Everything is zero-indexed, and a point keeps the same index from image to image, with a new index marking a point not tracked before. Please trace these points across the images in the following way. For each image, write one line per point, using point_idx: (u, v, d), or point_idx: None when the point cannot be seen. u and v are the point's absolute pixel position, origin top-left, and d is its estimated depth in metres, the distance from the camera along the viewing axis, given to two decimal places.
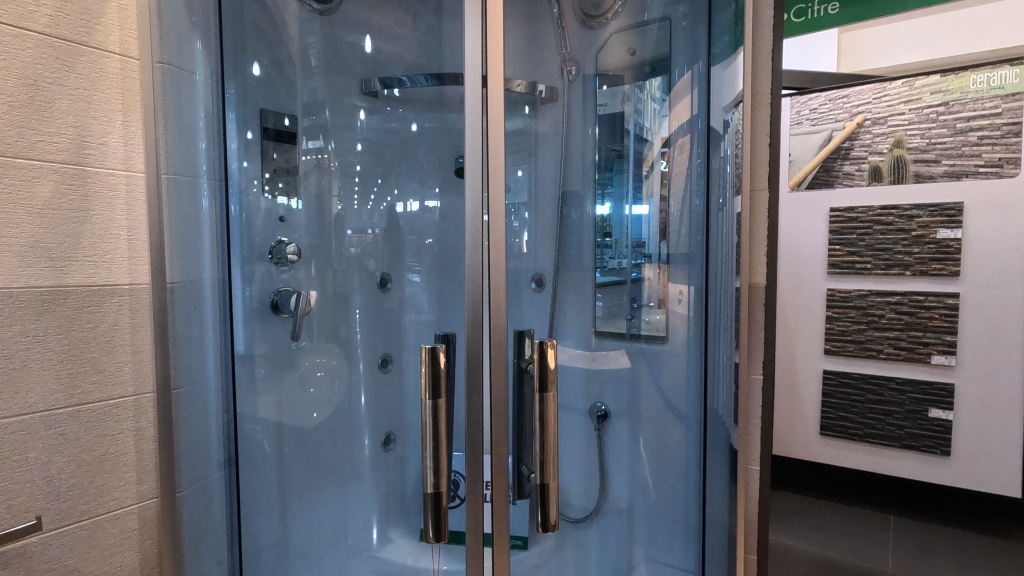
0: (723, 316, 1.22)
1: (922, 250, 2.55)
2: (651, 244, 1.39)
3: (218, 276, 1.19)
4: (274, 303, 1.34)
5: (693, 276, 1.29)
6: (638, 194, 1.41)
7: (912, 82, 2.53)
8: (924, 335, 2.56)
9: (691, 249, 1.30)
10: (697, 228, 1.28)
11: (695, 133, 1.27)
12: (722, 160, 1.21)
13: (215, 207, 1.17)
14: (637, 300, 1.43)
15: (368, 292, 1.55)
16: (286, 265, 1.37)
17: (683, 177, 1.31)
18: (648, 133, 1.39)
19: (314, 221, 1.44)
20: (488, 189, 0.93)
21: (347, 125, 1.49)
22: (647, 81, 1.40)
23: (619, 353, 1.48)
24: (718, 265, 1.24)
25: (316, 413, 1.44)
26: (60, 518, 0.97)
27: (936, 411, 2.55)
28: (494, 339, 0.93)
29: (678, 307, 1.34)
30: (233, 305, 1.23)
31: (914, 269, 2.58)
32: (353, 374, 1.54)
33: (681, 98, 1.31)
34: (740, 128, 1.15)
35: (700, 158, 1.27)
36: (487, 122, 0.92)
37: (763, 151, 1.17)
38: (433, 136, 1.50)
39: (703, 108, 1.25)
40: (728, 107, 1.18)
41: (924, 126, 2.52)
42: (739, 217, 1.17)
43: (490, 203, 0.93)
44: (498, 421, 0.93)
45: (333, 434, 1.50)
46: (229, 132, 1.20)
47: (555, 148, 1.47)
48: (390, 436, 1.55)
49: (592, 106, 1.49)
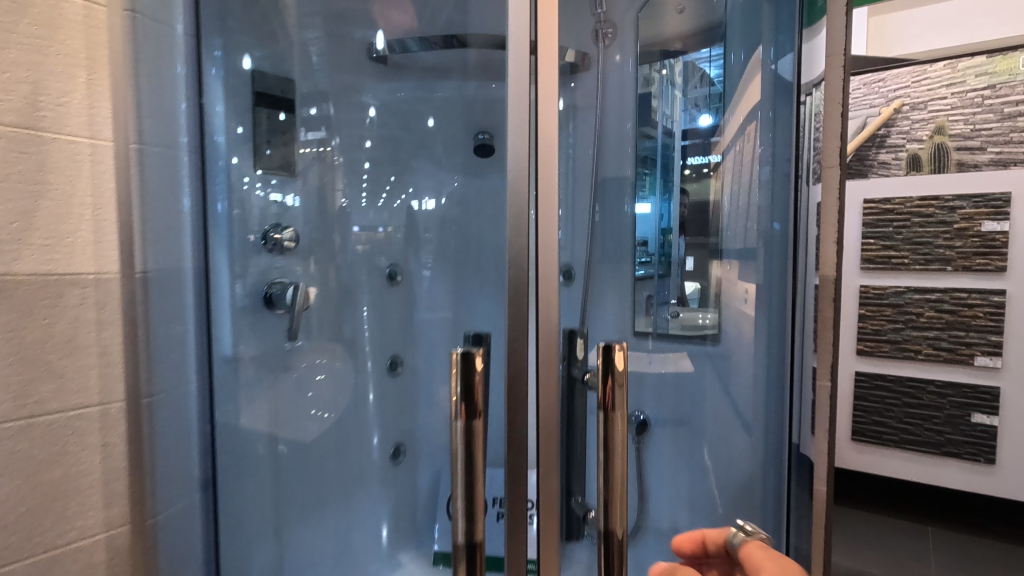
0: (794, 317, 1.11)
1: (965, 244, 2.31)
2: (670, 237, 1.28)
3: (201, 269, 1.01)
4: (267, 298, 1.16)
5: (752, 272, 1.17)
6: (665, 189, 1.30)
7: (955, 63, 2.27)
8: (967, 335, 2.34)
9: (748, 244, 1.17)
10: (762, 221, 1.15)
11: (761, 120, 1.13)
12: (798, 144, 1.08)
13: (200, 192, 1.00)
14: (664, 296, 1.30)
15: (378, 287, 1.40)
16: (279, 253, 1.18)
17: (735, 169, 1.17)
18: (674, 123, 1.28)
19: (315, 212, 1.26)
20: (538, 175, 0.77)
21: (353, 96, 1.32)
22: (673, 60, 1.28)
23: (680, 355, 1.29)
24: (796, 259, 1.10)
25: (327, 415, 1.29)
26: (10, 552, 0.82)
27: (979, 416, 2.34)
28: (541, 339, 0.77)
29: (732, 306, 1.21)
30: (218, 304, 1.04)
31: (956, 264, 2.34)
32: (359, 376, 1.37)
33: (733, 86, 1.17)
34: (820, 110, 1.03)
35: (762, 144, 1.13)
36: (541, 94, 0.77)
37: (835, 123, 1.03)
38: (451, 121, 1.42)
39: (773, 96, 1.11)
40: (806, 87, 1.06)
41: (969, 112, 2.27)
42: (819, 209, 1.05)
43: (540, 192, 0.77)
44: (547, 442, 0.78)
45: (338, 443, 1.32)
46: (216, 99, 1.02)
47: (587, 126, 1.29)
48: (399, 448, 1.43)
49: (630, 84, 1.35)
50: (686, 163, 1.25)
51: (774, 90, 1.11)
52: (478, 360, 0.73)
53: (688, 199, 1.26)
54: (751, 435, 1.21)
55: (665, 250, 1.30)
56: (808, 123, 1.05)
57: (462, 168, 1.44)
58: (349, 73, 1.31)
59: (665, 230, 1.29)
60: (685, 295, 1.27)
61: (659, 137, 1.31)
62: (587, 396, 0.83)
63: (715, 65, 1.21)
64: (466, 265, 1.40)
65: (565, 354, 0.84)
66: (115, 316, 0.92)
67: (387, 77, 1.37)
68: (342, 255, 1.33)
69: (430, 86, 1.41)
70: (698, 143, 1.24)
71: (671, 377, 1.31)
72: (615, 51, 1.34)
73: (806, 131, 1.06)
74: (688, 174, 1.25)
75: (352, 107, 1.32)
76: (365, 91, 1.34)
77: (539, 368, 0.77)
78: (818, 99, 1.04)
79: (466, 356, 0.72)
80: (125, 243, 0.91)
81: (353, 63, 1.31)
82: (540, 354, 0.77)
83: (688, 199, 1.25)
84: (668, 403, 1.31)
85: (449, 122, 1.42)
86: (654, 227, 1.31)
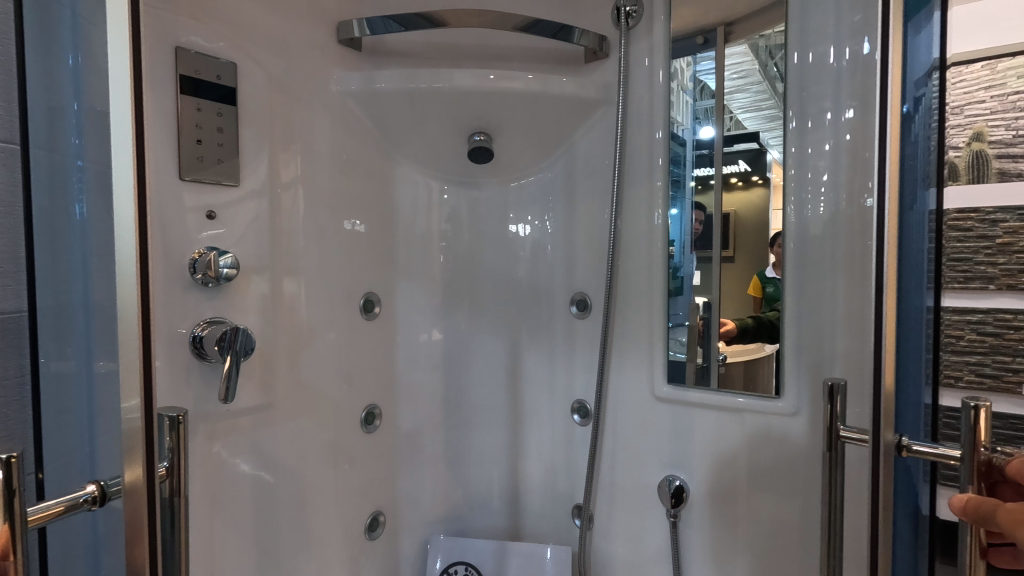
0: (933, 376, 0.68)
1: (1010, 261, 1.38)
2: (685, 254, 1.06)
3: (65, 313, 0.68)
4: (196, 349, 0.86)
5: (919, 315, 0.65)
6: (672, 194, 1.07)
7: (995, 62, 1.33)
8: (1014, 361, 1.37)
9: (920, 263, 0.65)
10: (922, 234, 0.66)
11: (912, 116, 0.62)
12: (921, 136, 0.66)
13: (75, 205, 0.66)
14: (673, 317, 1.08)
15: (347, 316, 1.14)
16: (210, 283, 0.87)
17: (910, 161, 0.60)
18: (679, 130, 1.06)
19: (267, 231, 0.97)
20: (883, 195, 0.49)
21: (315, 94, 1.05)
22: (677, 67, 1.06)
23: (758, 403, 0.98)
24: (917, 282, 0.65)
25: (256, 462, 0.96)
26: None
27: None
28: (881, 453, 0.49)
29: (912, 395, 0.63)
30: (81, 368, 0.67)
31: (998, 283, 1.37)
32: (303, 432, 1.05)
33: (827, 81, 0.89)
34: (936, 105, 0.68)
35: (923, 111, 0.65)
36: (896, 74, 0.50)
37: (931, 89, 0.68)
38: (433, 106, 1.15)
39: (863, 96, 0.85)
40: (931, 73, 0.68)
41: (1012, 116, 1.34)
42: (934, 221, 0.69)
43: (887, 220, 0.49)
44: (886, 527, 0.51)
45: (283, 513, 1.01)
46: (71, 84, 0.64)
47: (600, 136, 1.19)
48: (377, 517, 1.20)
49: (656, 80, 1.08)
50: (693, 174, 1.05)
51: (843, 83, 0.87)
52: (15, 463, 0.42)
53: (710, 212, 1.03)
54: (808, 490, 0.94)
55: (676, 264, 1.07)
56: (929, 116, 0.68)
57: (448, 176, 1.30)
58: (313, 61, 1.04)
59: (668, 241, 1.08)
60: (700, 321, 1.04)
61: (668, 147, 1.07)
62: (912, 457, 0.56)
63: (737, 70, 1.00)
64: (131, 294, 0.40)
65: (882, 421, 0.50)
66: (15, 378, 0.70)
67: (231, 37, 0.90)
68: (79, 292, 0.66)
69: (412, 72, 1.11)
70: (707, 154, 1.03)
71: (742, 427, 0.99)
72: (645, 32, 1.09)
73: (925, 125, 0.66)
74: (694, 187, 1.05)
75: (324, 109, 1.07)
76: (331, 81, 1.08)
77: (872, 483, 0.50)
78: (938, 93, 0.70)
79: (106, 472, 0.52)
80: (14, 280, 0.70)
81: (316, 45, 1.05)
82: (876, 467, 0.50)
83: (706, 211, 1.04)
84: (680, 445, 1.08)
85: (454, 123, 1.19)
86: (681, 235, 1.06)
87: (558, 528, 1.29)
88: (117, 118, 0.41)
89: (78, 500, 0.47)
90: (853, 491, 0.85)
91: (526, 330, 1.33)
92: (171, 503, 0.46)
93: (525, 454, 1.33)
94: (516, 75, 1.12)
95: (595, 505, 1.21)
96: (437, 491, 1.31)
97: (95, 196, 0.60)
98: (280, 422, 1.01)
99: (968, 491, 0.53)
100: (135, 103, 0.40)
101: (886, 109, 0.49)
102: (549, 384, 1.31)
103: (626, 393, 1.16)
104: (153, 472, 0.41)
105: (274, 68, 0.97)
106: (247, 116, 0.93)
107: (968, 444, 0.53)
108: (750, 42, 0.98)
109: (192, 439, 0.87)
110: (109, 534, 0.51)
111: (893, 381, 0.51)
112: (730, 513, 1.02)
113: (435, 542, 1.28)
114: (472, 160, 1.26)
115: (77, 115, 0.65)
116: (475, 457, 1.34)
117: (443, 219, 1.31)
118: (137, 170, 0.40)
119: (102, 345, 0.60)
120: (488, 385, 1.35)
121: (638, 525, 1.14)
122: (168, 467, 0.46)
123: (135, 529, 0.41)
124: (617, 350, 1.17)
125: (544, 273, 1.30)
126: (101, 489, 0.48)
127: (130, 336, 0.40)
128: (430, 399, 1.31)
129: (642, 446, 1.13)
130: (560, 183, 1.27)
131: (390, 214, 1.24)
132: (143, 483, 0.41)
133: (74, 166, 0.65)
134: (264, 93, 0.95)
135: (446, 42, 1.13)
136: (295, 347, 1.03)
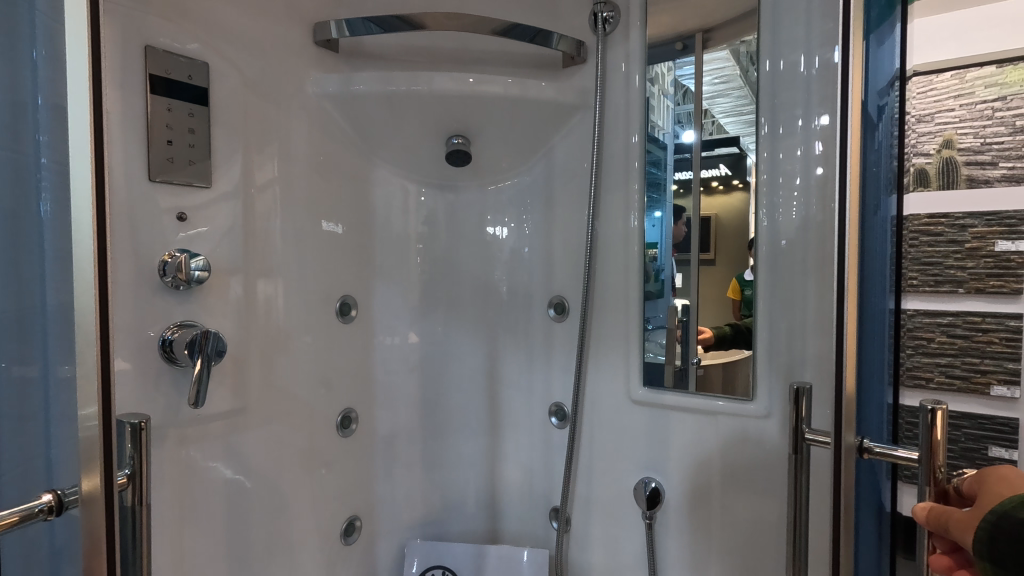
0: (894, 377, 0.70)
1: (979, 264, 1.52)
2: (664, 256, 1.07)
3: (25, 315, 0.65)
4: (167, 356, 0.85)
5: (880, 317, 0.66)
6: (651, 198, 1.09)
7: (964, 72, 1.46)
8: (981, 362, 1.50)
9: (881, 268, 0.66)
10: (883, 239, 0.67)
11: (873, 122, 0.63)
12: (883, 142, 0.67)
13: (38, 200, 0.66)
14: (652, 320, 1.09)
15: (325, 319, 1.13)
16: (178, 284, 0.85)
17: (872, 170, 0.62)
18: (659, 133, 1.07)
19: (240, 232, 0.95)
20: (844, 202, 0.50)
21: (291, 96, 1.04)
22: (656, 71, 1.07)
23: (731, 404, 0.99)
24: (878, 287, 0.66)
25: (226, 466, 0.94)
26: None
27: (995, 451, 1.49)
28: (842, 450, 0.50)
29: (875, 395, 0.65)
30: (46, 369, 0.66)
31: (967, 287, 1.52)
32: (277, 435, 1.04)
33: (798, 90, 0.91)
34: (897, 114, 0.70)
35: (884, 120, 0.67)
36: (857, 81, 0.51)
37: (894, 99, 0.70)
38: (412, 107, 1.15)
39: (832, 103, 0.88)
40: (892, 83, 0.69)
41: (980, 124, 1.48)
42: (896, 226, 0.71)
43: (847, 225, 0.50)
44: (848, 523, 0.52)
45: (255, 518, 0.99)
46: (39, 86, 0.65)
47: (578, 141, 1.20)
48: (352, 522, 1.18)
49: (635, 85, 1.09)
50: (673, 177, 1.06)
51: (814, 89, 0.89)
52: None
53: (688, 215, 1.04)
54: (779, 491, 0.95)
55: (656, 267, 1.08)
56: (890, 125, 0.69)
57: (427, 178, 1.30)
58: (289, 63, 1.03)
59: (647, 244, 1.09)
60: (679, 324, 1.05)
61: (646, 150, 1.09)
62: (875, 455, 0.57)
63: (718, 74, 1.00)
64: (87, 302, 0.39)
65: (847, 422, 0.50)
66: None
67: (204, 37, 0.89)
68: (42, 294, 0.66)
69: (390, 75, 1.10)
70: (686, 158, 1.04)
71: (716, 428, 1.01)
72: (620, 38, 1.10)
73: (886, 134, 0.68)
74: (674, 190, 1.06)
75: (300, 111, 1.07)
76: (307, 83, 1.07)
77: (834, 482, 0.51)
78: (899, 101, 0.71)
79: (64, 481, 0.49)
80: None
81: (293, 47, 1.04)
82: (837, 466, 0.51)
83: (685, 214, 1.05)
84: (656, 447, 1.09)
85: (437, 132, 1.21)
86: (661, 237, 1.07)
87: (535, 531, 1.29)
88: (72, 117, 0.40)
89: (34, 509, 0.44)
90: (822, 492, 0.87)
91: (503, 333, 1.33)
92: (132, 514, 0.45)
93: (503, 457, 1.33)
94: (496, 79, 1.13)
95: (572, 509, 1.21)
96: (414, 495, 1.30)
97: (56, 196, 0.58)
98: (253, 427, 0.99)
99: (926, 492, 0.54)
100: (94, 102, 0.39)
101: (846, 118, 0.50)
102: (527, 386, 1.31)
103: (601, 396, 1.17)
104: (112, 481, 0.40)
105: (249, 68, 0.96)
106: (220, 117, 0.91)
107: (926, 441, 0.54)
108: (730, 47, 0.99)
109: (162, 445, 0.85)
110: (66, 544, 0.49)
111: (854, 382, 0.52)
112: (704, 516, 1.03)
113: (411, 546, 1.27)
114: (451, 162, 1.26)
115: (39, 110, 0.65)
116: (453, 461, 1.34)
117: (420, 222, 1.31)
118: (96, 172, 0.39)
119: (61, 348, 0.59)
120: (465, 388, 1.35)
121: (614, 529, 1.15)
122: (129, 474, 0.45)
123: (93, 543, 0.40)
124: (593, 354, 1.18)
125: (520, 275, 1.31)
126: (57, 500, 0.45)
127: (86, 342, 0.39)
128: (408, 403, 1.30)
129: (618, 449, 1.14)
130: (538, 188, 1.27)
131: (367, 216, 1.23)
132: (101, 493, 0.40)
133: (36, 164, 0.65)
134: (237, 93, 0.94)
135: (426, 45, 1.13)
136: (270, 352, 1.02)
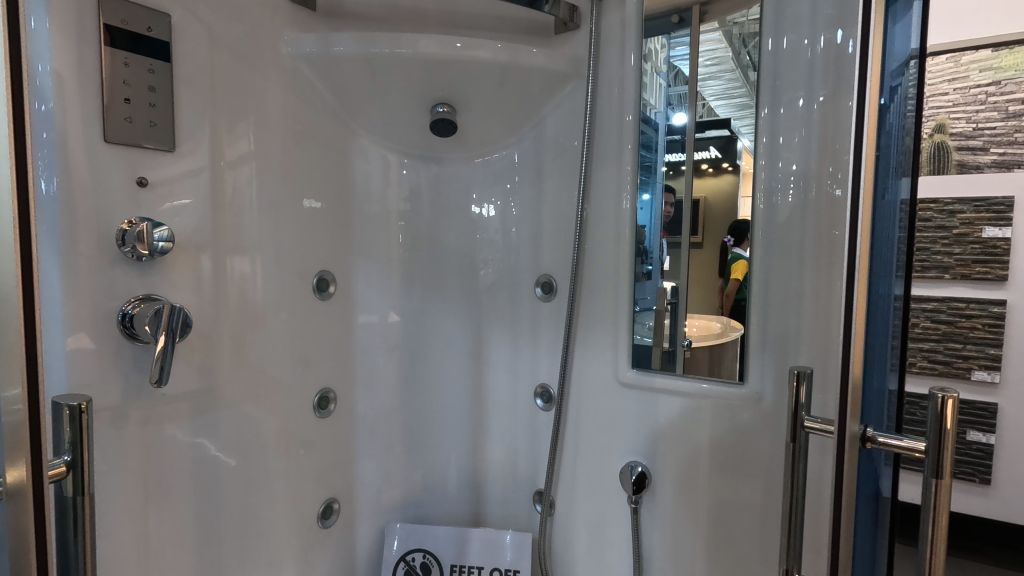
0: (897, 366, 0.67)
1: (966, 250, 1.73)
2: (653, 239, 1.03)
3: None
4: (129, 331, 0.79)
5: (886, 304, 0.63)
6: (642, 179, 1.04)
7: (958, 55, 1.68)
8: (964, 347, 1.76)
9: (889, 253, 0.63)
10: (892, 222, 0.64)
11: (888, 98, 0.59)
12: (896, 122, 0.63)
13: None
14: (640, 302, 1.06)
15: (303, 296, 1.09)
16: (140, 254, 0.79)
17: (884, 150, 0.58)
18: (651, 113, 1.03)
19: (209, 201, 0.89)
20: (858, 182, 0.46)
21: (265, 56, 0.98)
22: (649, 45, 1.02)
23: (719, 389, 0.97)
24: (887, 273, 0.63)
25: (195, 446, 0.90)
26: None
27: (974, 434, 1.77)
28: (846, 440, 0.47)
29: (877, 384, 0.62)
30: None
31: (954, 273, 1.76)
32: (251, 414, 0.99)
33: (799, 71, 0.87)
34: (911, 94, 0.66)
35: (897, 100, 0.63)
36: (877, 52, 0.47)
37: (908, 77, 0.66)
38: (395, 74, 1.08)
39: (835, 84, 0.84)
40: (907, 60, 0.65)
41: (973, 109, 1.68)
42: (905, 211, 0.67)
43: (862, 206, 0.47)
44: (848, 516, 0.49)
45: (226, 500, 0.95)
46: None
47: (570, 112, 1.14)
48: (330, 503, 1.15)
49: (629, 58, 1.04)
50: (665, 159, 1.02)
51: (818, 71, 0.85)
52: None
53: (680, 197, 1.01)
54: (768, 476, 0.94)
55: (644, 250, 1.05)
56: (904, 104, 0.65)
57: (409, 149, 1.24)
58: (262, 20, 0.96)
59: (638, 226, 1.05)
60: (668, 306, 1.03)
61: (639, 130, 1.04)
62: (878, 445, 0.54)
63: (711, 56, 0.96)
64: (9, 272, 0.33)
65: (853, 411, 0.47)
66: None
67: None
68: None
69: (370, 36, 1.03)
70: (677, 139, 1.00)
71: (704, 412, 0.99)
72: (616, 4, 1.05)
73: (898, 114, 0.64)
74: (667, 172, 1.02)
75: (275, 73, 1.00)
76: (282, 42, 1.00)
77: (837, 473, 0.48)
78: (914, 83, 0.68)
79: None
80: None
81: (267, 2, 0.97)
82: (840, 456, 0.48)
83: (677, 195, 1.01)
84: (643, 431, 1.06)
85: (422, 100, 1.15)
86: (651, 218, 1.03)
87: (518, 514, 1.27)
88: None
89: None
90: (813, 478, 0.85)
91: (487, 312, 1.29)
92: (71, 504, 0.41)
93: (486, 438, 1.31)
94: (484, 44, 1.05)
95: (557, 492, 1.20)
96: (393, 477, 1.27)
97: None
98: (222, 407, 0.94)
99: (934, 483, 0.51)
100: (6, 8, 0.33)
101: (864, 89, 0.46)
102: (511, 367, 1.28)
103: (589, 379, 1.14)
104: (41, 472, 0.35)
105: (218, 23, 0.90)
106: (183, 75, 0.85)
107: (935, 432, 0.51)
108: (722, 27, 0.95)
109: (125, 425, 0.81)
110: None
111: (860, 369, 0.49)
112: (691, 500, 1.01)
113: (391, 529, 1.24)
114: (436, 132, 1.20)
115: None
116: (435, 442, 1.32)
117: (403, 196, 1.25)
118: (13, 101, 0.33)
119: None
120: (448, 370, 1.32)
121: (599, 512, 1.13)
122: (69, 462, 0.42)
123: (20, 542, 0.35)
124: (581, 336, 1.14)
125: (506, 254, 1.26)
126: None
127: (8, 315, 0.34)
128: (389, 384, 1.26)
129: (604, 433, 1.12)
130: (527, 161, 1.22)
131: (348, 188, 1.17)
132: (28, 486, 0.35)
133: None
134: (203, 50, 0.87)
135: (410, 6, 1.06)
136: (243, 328, 0.97)
